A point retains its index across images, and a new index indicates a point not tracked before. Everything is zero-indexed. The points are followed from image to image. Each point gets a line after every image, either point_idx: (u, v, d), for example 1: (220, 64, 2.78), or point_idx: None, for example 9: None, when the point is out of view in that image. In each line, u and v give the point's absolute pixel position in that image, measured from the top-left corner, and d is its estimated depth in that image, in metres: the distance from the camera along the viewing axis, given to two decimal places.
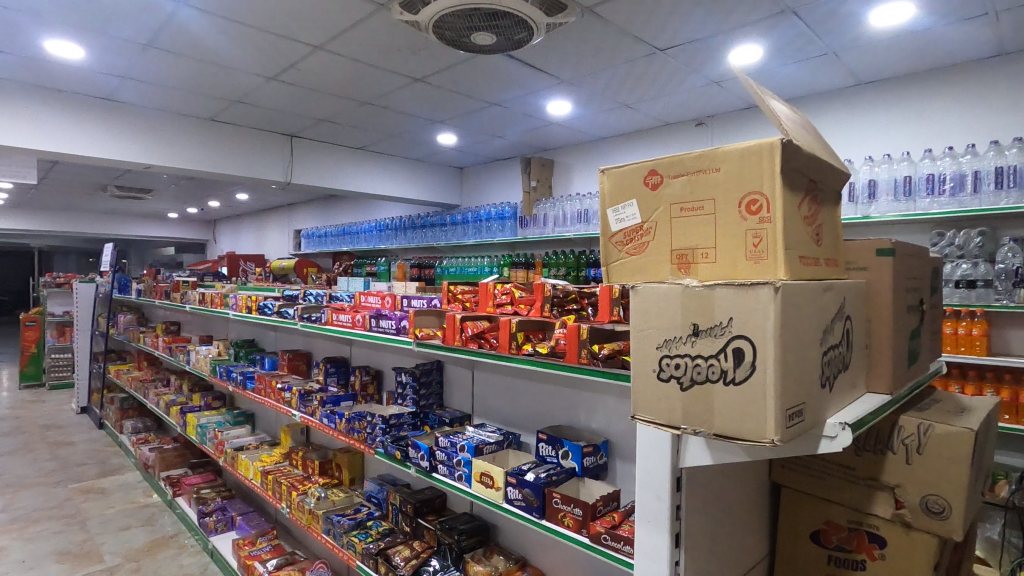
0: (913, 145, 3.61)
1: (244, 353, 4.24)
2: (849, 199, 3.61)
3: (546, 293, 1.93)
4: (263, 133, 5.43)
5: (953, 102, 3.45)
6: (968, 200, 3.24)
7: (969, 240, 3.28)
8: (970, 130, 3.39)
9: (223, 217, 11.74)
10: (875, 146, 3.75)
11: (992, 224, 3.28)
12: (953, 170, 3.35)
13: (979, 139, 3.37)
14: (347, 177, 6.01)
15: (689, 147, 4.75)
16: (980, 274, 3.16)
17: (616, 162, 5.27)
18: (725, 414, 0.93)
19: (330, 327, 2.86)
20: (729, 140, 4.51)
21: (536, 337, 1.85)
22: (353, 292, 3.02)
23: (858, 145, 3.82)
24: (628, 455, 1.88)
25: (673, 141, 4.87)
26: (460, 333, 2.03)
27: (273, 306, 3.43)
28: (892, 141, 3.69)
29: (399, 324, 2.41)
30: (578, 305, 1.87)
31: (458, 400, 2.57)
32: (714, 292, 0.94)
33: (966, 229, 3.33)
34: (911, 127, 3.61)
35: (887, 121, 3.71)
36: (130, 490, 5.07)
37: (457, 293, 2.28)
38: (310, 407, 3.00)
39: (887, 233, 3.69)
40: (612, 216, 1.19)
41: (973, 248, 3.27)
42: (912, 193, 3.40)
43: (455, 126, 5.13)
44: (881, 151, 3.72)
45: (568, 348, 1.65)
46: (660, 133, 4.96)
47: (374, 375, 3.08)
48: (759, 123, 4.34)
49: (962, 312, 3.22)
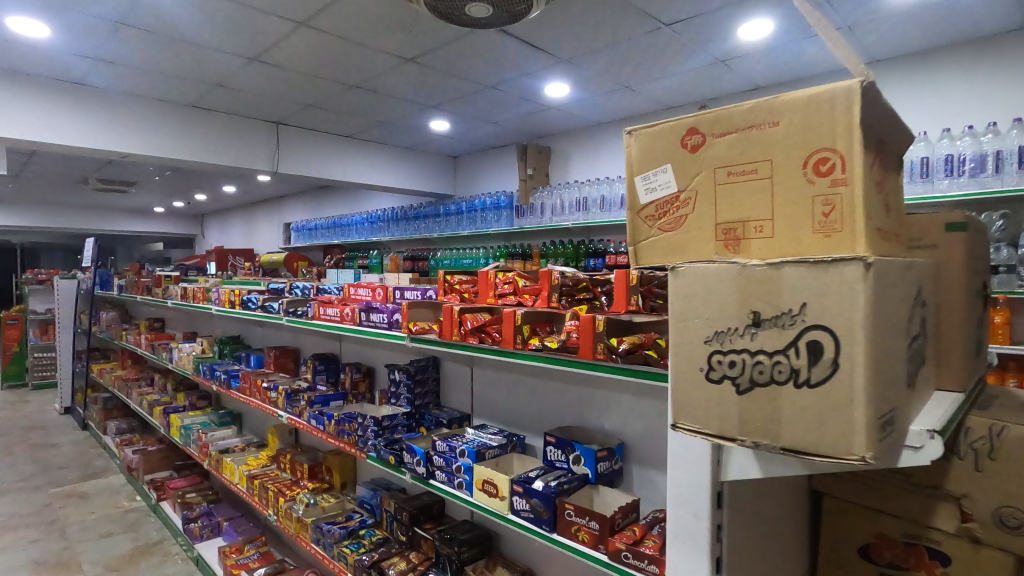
0: (928, 125, 3.45)
1: (229, 350, 4.03)
2: None
3: (554, 281, 1.73)
4: (247, 121, 5.19)
5: (972, 79, 3.29)
6: (990, 180, 3.06)
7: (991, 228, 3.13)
8: (990, 107, 3.23)
9: (211, 211, 11.47)
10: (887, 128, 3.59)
11: (1015, 207, 3.11)
12: (974, 150, 3.18)
13: (1000, 118, 3.20)
14: (336, 166, 5.77)
15: None
16: (1003, 259, 3.06)
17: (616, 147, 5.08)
18: (796, 423, 0.74)
19: (317, 321, 2.65)
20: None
21: (543, 330, 1.66)
22: (342, 284, 2.82)
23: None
24: (645, 459, 1.72)
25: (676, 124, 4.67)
26: (459, 327, 1.84)
27: (257, 300, 3.23)
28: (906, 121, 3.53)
29: (390, 317, 2.21)
30: (591, 295, 1.68)
31: (457, 399, 2.38)
32: (782, 272, 0.75)
33: (987, 211, 3.18)
34: (926, 107, 3.46)
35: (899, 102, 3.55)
36: (113, 494, 4.87)
37: (454, 284, 2.10)
38: (297, 408, 2.81)
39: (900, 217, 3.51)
40: (641, 184, 1.00)
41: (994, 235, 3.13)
42: (930, 174, 3.20)
43: (448, 111, 4.92)
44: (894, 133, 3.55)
45: (581, 342, 1.47)
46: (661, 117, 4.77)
47: (365, 373, 2.88)
48: None
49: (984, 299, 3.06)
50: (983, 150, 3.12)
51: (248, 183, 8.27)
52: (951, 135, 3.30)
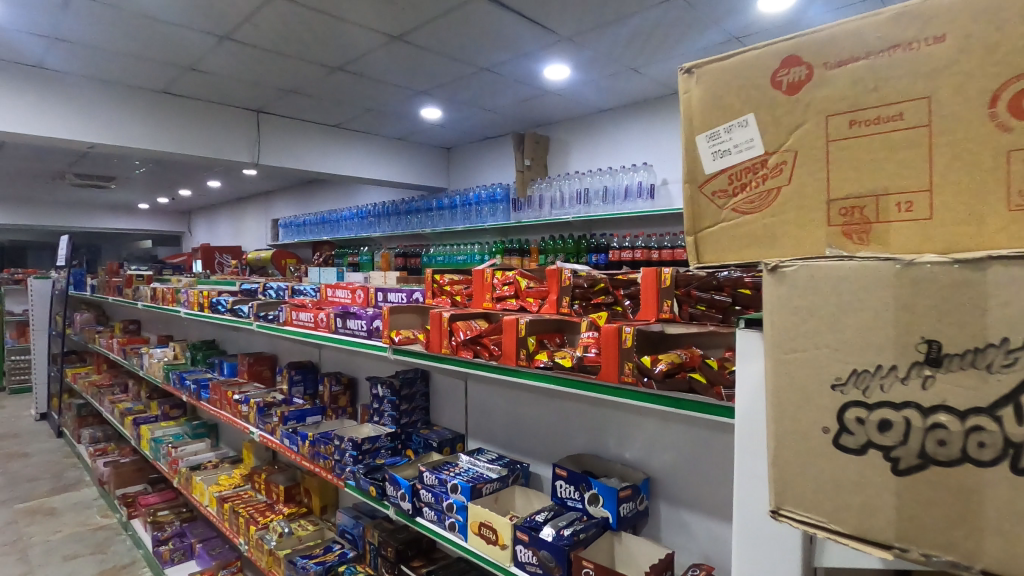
0: None
1: (202, 357, 3.70)
2: None
3: (564, 283, 1.42)
4: (225, 108, 4.83)
5: None
6: None
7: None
8: None
9: (197, 208, 11.07)
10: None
11: None
12: None
13: None
14: (321, 158, 5.41)
15: None
16: None
17: (618, 136, 4.75)
18: (1011, 530, 0.47)
19: (289, 328, 2.32)
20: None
21: (552, 343, 1.36)
22: (319, 285, 2.50)
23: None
24: (675, 497, 1.42)
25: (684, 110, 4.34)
26: (449, 338, 1.52)
27: (226, 303, 2.89)
28: None
29: (369, 324, 1.88)
30: (611, 298, 1.37)
31: (449, 417, 2.08)
32: (981, 278, 0.47)
33: None
34: None
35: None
36: (83, 510, 4.53)
37: (444, 285, 1.78)
38: (269, 424, 2.49)
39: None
40: (707, 145, 0.69)
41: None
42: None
43: (439, 97, 4.58)
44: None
45: (603, 360, 1.15)
46: (666, 103, 4.44)
47: (346, 385, 2.56)
48: None
49: None
50: None
51: (233, 177, 7.90)
52: None
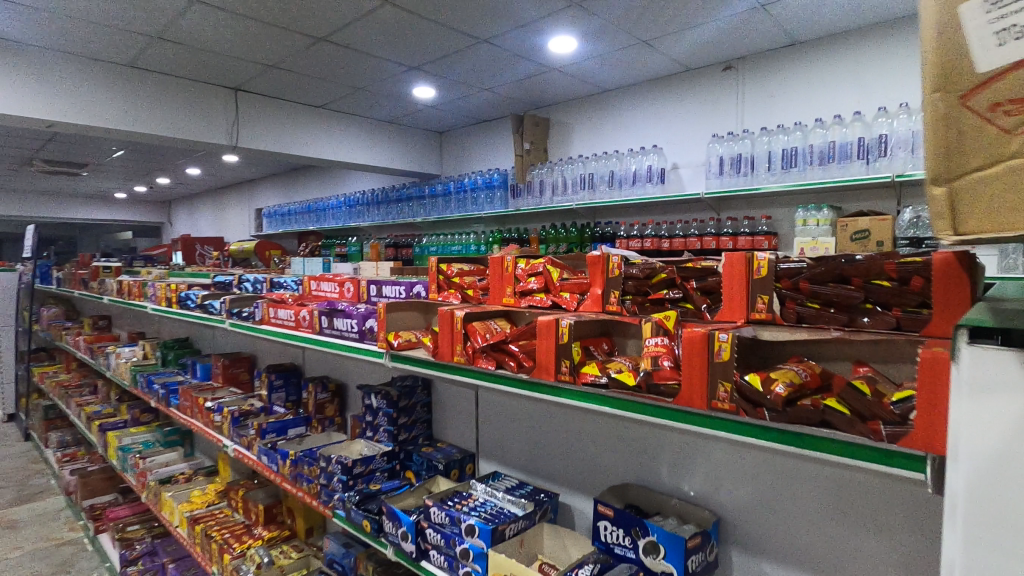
0: None
1: (174, 357, 3.35)
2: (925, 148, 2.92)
3: (611, 273, 1.12)
4: (200, 85, 4.40)
5: None
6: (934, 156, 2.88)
7: (900, 217, 3.02)
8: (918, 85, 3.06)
9: (177, 198, 10.59)
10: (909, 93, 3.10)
11: None
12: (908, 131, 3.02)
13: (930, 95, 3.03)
14: (307, 139, 4.97)
15: (716, 97, 3.87)
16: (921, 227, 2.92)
17: (625, 119, 4.39)
18: None
19: (264, 327, 1.97)
20: (768, 85, 3.62)
21: (598, 351, 1.07)
22: (302, 278, 2.15)
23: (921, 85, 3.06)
24: (753, 545, 1.14)
25: (699, 89, 3.95)
26: (464, 343, 1.21)
27: (195, 297, 2.54)
28: None
29: (360, 325, 1.54)
30: (675, 293, 1.06)
31: (455, 433, 1.76)
32: None
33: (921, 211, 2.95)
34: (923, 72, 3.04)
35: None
36: (47, 523, 4.17)
37: (453, 276, 1.47)
38: (244, 438, 2.17)
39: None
40: (989, 30, 0.43)
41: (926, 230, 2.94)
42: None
43: (433, 75, 4.20)
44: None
45: (685, 379, 0.85)
46: (679, 81, 4.06)
47: (334, 392, 2.22)
48: (803, 64, 3.47)
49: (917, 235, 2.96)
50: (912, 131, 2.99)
51: (213, 165, 7.46)
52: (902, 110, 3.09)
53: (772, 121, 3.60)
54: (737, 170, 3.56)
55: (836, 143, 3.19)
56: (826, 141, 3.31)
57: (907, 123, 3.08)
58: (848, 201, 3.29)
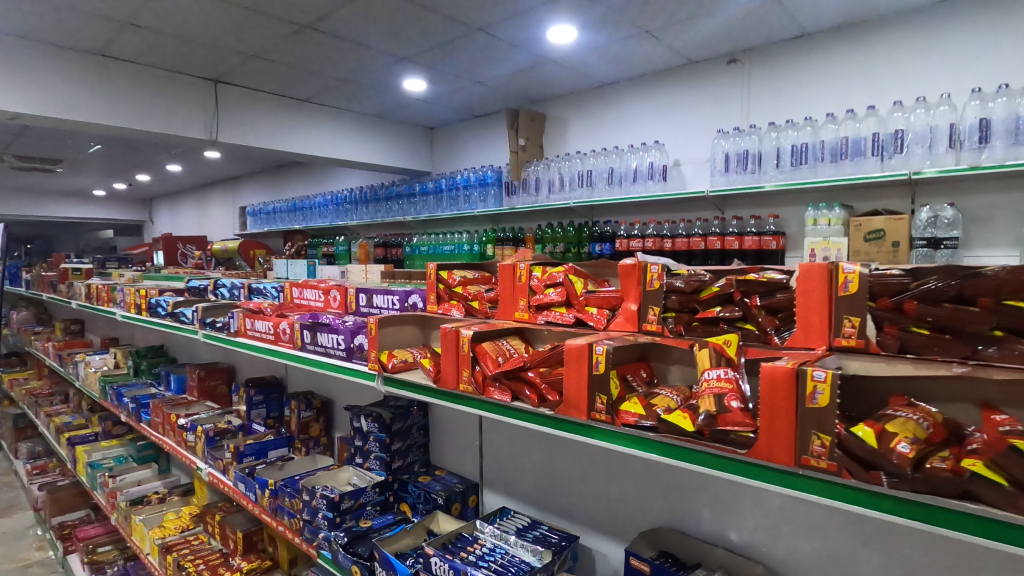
0: (958, 86, 2.51)
1: (146, 367, 3.11)
2: (948, 145, 2.43)
3: (646, 285, 0.94)
4: (181, 77, 3.96)
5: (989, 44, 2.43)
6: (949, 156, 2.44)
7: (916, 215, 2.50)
8: (946, 76, 2.55)
9: (157, 195, 10.18)
10: (934, 86, 2.57)
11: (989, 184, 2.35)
12: (927, 127, 2.53)
13: (956, 89, 2.52)
14: (289, 135, 4.52)
15: (718, 93, 3.34)
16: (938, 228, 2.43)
17: (619, 115, 3.87)
18: None
19: (240, 341, 1.76)
20: (776, 78, 3.08)
21: (636, 379, 0.88)
22: (282, 284, 1.94)
23: (952, 77, 2.53)
24: None
25: (700, 81, 3.41)
26: (472, 367, 1.02)
27: (166, 305, 2.31)
28: (967, 78, 2.49)
29: (348, 341, 1.33)
30: (729, 312, 0.88)
31: (456, 459, 1.59)
32: None
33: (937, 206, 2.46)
34: (951, 63, 2.53)
35: (979, 42, 2.44)
36: (14, 542, 3.91)
37: (455, 286, 1.29)
38: (220, 462, 1.96)
39: (992, 193, 2.36)
40: None
41: (946, 230, 2.45)
42: (990, 141, 2.32)
43: (428, 67, 3.82)
44: (967, 87, 2.48)
45: (762, 426, 0.67)
46: (678, 74, 3.53)
47: (320, 410, 2.02)
48: (815, 54, 2.94)
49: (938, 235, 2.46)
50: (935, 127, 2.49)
51: (195, 161, 7.15)
52: (926, 105, 2.58)
53: (780, 115, 3.07)
54: (744, 167, 3.08)
55: (848, 138, 2.69)
56: (838, 137, 2.79)
57: (927, 118, 2.56)
58: (860, 200, 2.73)
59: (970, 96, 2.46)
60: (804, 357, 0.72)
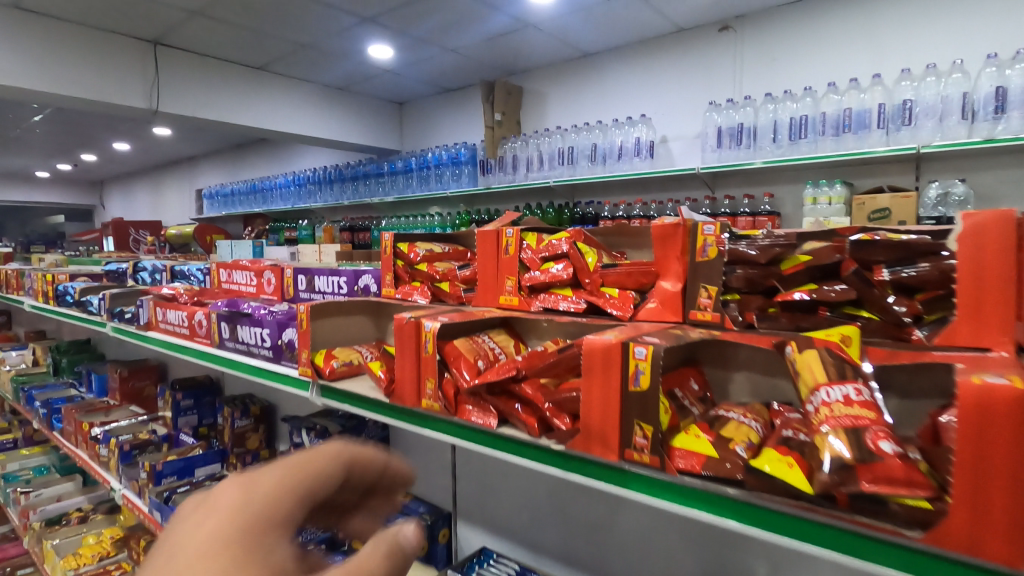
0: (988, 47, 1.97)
1: (70, 365, 2.69)
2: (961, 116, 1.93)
3: (688, 250, 0.64)
4: (94, 32, 2.84)
5: None
6: (953, 131, 1.95)
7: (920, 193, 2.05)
8: (969, 40, 2.00)
9: (108, 178, 9.41)
10: (946, 50, 2.04)
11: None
12: (936, 100, 2.02)
13: (970, 54, 2.01)
14: (242, 108, 3.44)
15: (706, 64, 2.64)
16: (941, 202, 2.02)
17: (594, 88, 3.11)
18: None
19: (150, 337, 1.41)
20: (771, 45, 2.44)
21: (685, 390, 0.59)
22: (208, 266, 1.59)
23: (968, 37, 2.00)
24: None
25: (680, 47, 2.72)
26: (439, 375, 0.70)
27: (73, 292, 1.91)
28: (1001, 39, 1.94)
29: (275, 337, 0.99)
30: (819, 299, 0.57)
31: (423, 484, 1.31)
32: None
33: (946, 183, 2.02)
34: (986, 21, 1.96)
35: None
36: None
37: (418, 263, 0.97)
38: (135, 484, 1.61)
39: (997, 168, 1.94)
40: None
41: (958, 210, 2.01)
42: (1005, 110, 1.83)
43: (409, 41, 2.97)
44: (983, 51, 1.96)
45: (956, 495, 0.37)
46: (651, 44, 2.83)
47: (259, 417, 1.68)
48: (814, 17, 2.32)
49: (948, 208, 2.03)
50: (952, 99, 1.97)
51: (144, 140, 6.53)
52: (935, 73, 2.05)
53: (775, 86, 2.43)
54: (737, 142, 2.42)
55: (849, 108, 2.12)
56: (841, 110, 2.20)
57: (937, 88, 2.04)
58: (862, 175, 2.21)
59: (986, 63, 1.93)
60: (991, 364, 0.43)
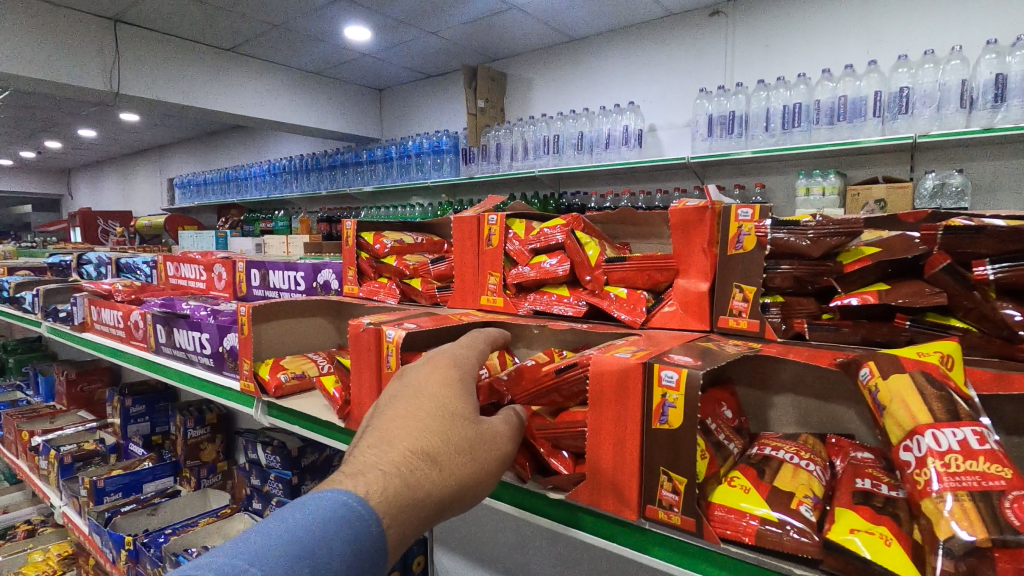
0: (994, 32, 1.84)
1: (17, 366, 2.48)
2: (961, 104, 1.82)
3: (717, 240, 0.51)
4: (42, 6, 2.57)
5: None
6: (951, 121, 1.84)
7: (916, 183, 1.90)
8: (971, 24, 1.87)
9: (76, 166, 9.00)
10: (945, 35, 1.91)
11: None
12: (935, 88, 1.90)
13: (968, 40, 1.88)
14: (209, 92, 3.21)
15: (697, 50, 2.50)
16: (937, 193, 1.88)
17: (580, 74, 2.96)
18: None
19: (85, 340, 1.25)
20: (765, 29, 2.29)
21: (721, 416, 0.46)
22: (155, 260, 1.42)
23: (966, 21, 1.87)
24: None
25: (669, 32, 2.58)
26: None
27: (8, 289, 1.72)
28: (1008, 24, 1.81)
29: (215, 344, 0.85)
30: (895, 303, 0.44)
31: None
32: None
33: (942, 173, 1.89)
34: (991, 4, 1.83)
35: None
36: None
37: (386, 257, 0.83)
38: (75, 502, 1.44)
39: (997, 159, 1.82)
40: None
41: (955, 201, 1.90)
42: (1005, 98, 1.72)
43: (388, 22, 2.78)
44: (983, 37, 1.84)
45: None
46: (640, 29, 2.68)
47: (217, 425, 1.53)
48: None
49: (947, 198, 1.89)
50: (952, 88, 1.85)
51: (110, 126, 6.20)
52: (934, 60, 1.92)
53: (769, 71, 2.29)
54: (729, 131, 2.27)
55: (846, 95, 1.99)
56: (837, 97, 2.08)
57: (935, 75, 1.91)
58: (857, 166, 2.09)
59: (987, 49, 1.81)
60: None
